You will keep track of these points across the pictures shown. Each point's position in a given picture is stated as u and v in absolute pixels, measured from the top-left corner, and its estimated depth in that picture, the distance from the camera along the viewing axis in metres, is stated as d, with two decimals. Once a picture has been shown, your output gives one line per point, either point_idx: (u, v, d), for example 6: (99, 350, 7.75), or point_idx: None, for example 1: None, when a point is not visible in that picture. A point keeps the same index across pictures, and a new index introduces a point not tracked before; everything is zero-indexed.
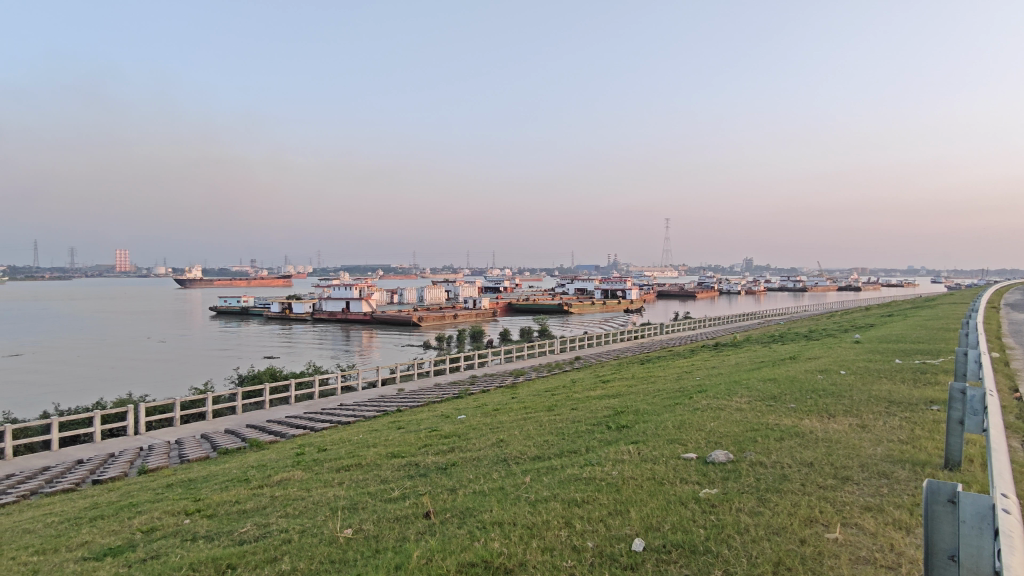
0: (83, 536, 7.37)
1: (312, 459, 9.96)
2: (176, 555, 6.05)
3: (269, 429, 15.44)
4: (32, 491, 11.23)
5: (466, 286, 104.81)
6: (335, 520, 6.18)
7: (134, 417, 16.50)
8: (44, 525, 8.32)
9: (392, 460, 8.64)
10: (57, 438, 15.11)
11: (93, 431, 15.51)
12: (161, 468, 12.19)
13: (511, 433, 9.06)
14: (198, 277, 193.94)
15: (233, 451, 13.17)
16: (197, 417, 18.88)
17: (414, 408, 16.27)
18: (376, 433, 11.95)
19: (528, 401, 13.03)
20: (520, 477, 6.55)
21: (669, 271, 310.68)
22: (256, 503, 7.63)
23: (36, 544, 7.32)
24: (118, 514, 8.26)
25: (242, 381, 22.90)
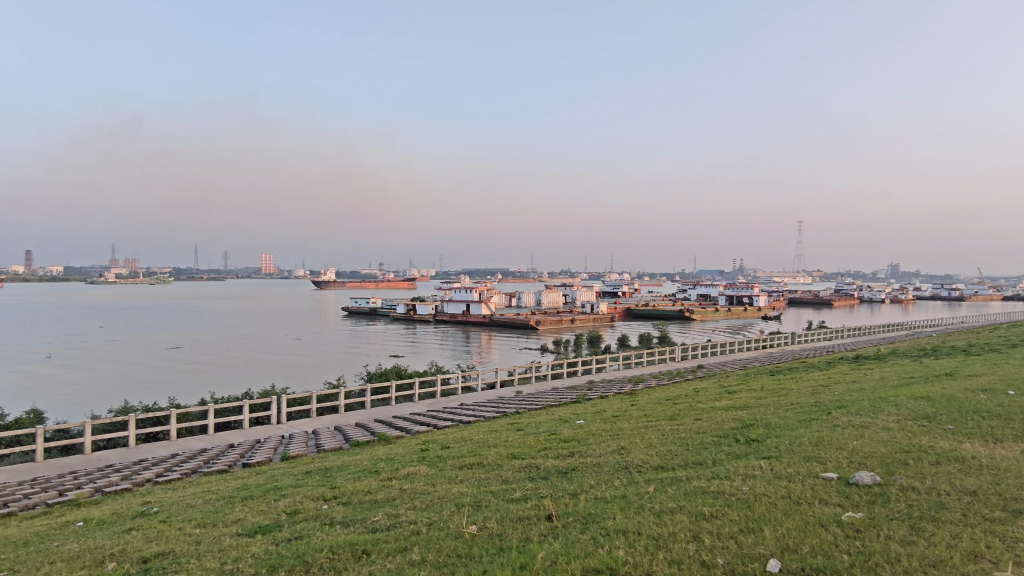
0: (237, 513, 8.14)
1: (436, 456, 10.35)
2: (316, 538, 6.52)
3: (395, 424, 16.24)
4: (193, 470, 12.55)
5: (584, 291, 104.47)
6: (460, 516, 6.40)
7: (277, 408, 17.95)
8: (204, 501, 9.28)
9: (514, 460, 8.81)
10: (212, 424, 16.78)
11: (243, 419, 17.05)
12: (300, 456, 13.17)
13: (632, 441, 8.93)
14: (331, 279, 207.75)
15: (362, 444, 13.99)
16: (331, 409, 20.23)
17: (532, 411, 16.45)
18: (496, 434, 12.22)
19: (648, 409, 12.73)
20: (643, 487, 6.43)
21: (801, 277, 291.82)
22: (386, 494, 8.06)
23: (197, 518, 8.18)
24: (265, 496, 9.05)
25: (371, 378, 24.23)
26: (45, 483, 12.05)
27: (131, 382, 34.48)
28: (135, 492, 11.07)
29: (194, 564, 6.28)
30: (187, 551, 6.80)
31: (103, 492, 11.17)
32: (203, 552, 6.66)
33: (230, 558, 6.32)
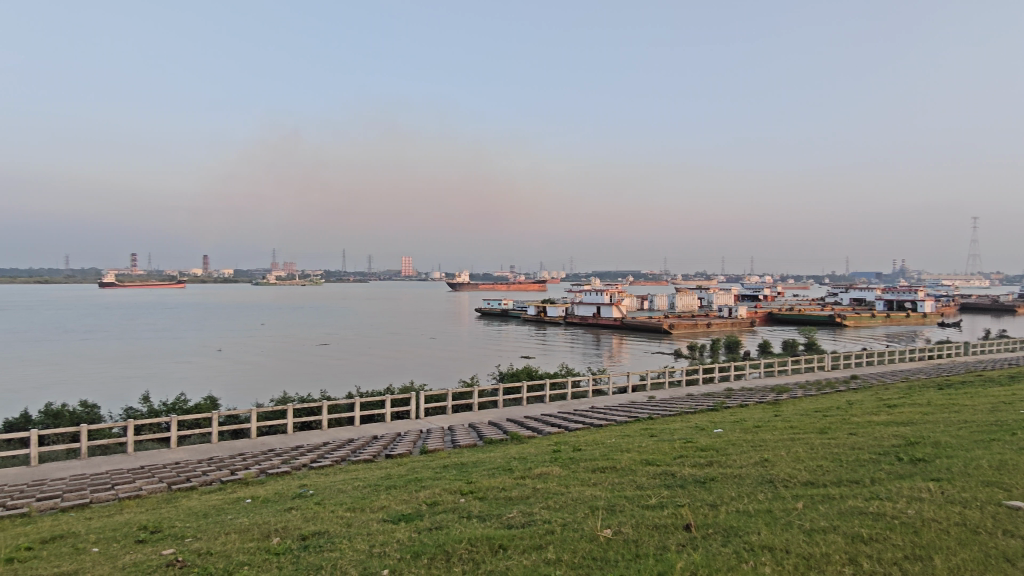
0: (383, 501, 8.69)
1: (568, 458, 10.41)
2: (455, 530, 6.80)
3: (527, 424, 16.51)
4: (343, 458, 13.56)
5: (721, 294, 100.00)
6: (594, 519, 6.39)
7: (416, 404, 18.90)
8: (353, 487, 10.00)
9: (647, 467, 8.65)
10: (359, 417, 17.99)
11: (386, 413, 18.14)
12: (437, 451, 13.78)
13: (776, 453, 8.44)
14: (465, 282, 215.23)
15: (496, 442, 14.36)
16: (466, 407, 20.97)
17: (666, 417, 16.01)
18: (629, 438, 12.04)
19: (793, 420, 11.94)
20: (790, 503, 6.06)
21: (976, 279, 259.73)
22: (520, 492, 8.23)
23: (348, 502, 8.84)
24: (407, 486, 9.58)
25: (503, 378, 24.80)
26: (220, 463, 13.57)
27: (288, 375, 37.75)
28: (293, 475, 12.14)
29: (346, 545, 6.78)
30: (339, 532, 7.36)
31: (267, 473, 12.37)
32: (354, 535, 7.17)
33: (378, 542, 6.76)
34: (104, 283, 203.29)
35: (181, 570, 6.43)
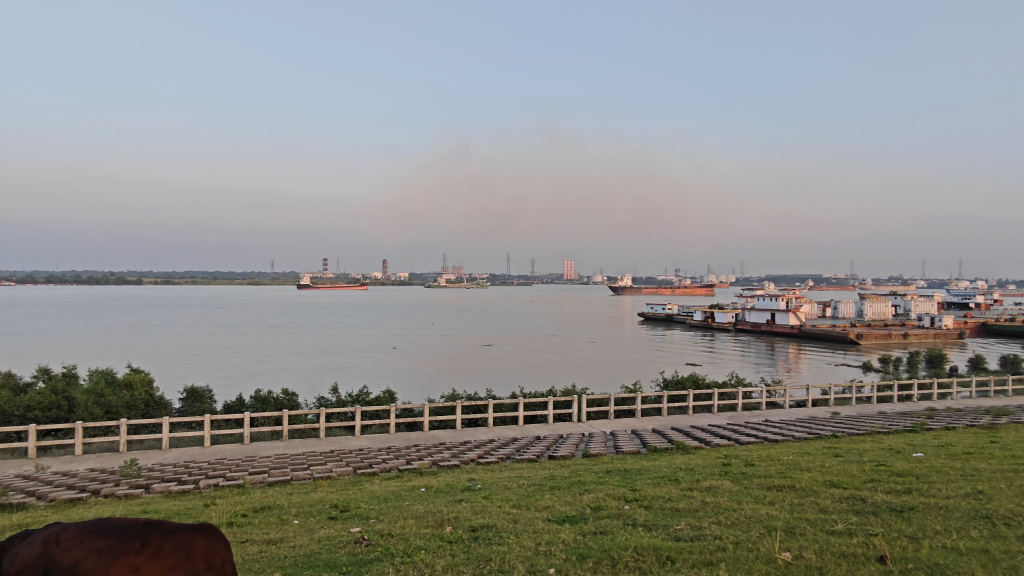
0: (547, 501, 8.84)
1: (740, 472, 9.86)
2: (621, 536, 6.75)
3: (694, 434, 15.90)
4: (507, 456, 14.01)
5: (921, 302, 88.77)
6: (770, 539, 6.00)
7: (578, 407, 18.98)
8: (519, 485, 10.30)
9: (832, 489, 7.93)
10: (522, 417, 18.47)
11: (549, 414, 18.44)
12: (600, 455, 13.74)
13: (995, 486, 7.32)
14: (628, 284, 212.60)
15: (661, 450, 13.99)
16: (628, 414, 20.65)
17: (852, 436, 14.55)
18: (810, 457, 11.11)
19: (1017, 450, 10.23)
20: (1014, 544, 5.23)
21: None
22: (687, 504, 7.95)
23: (514, 499, 9.11)
24: (571, 488, 9.65)
25: (668, 384, 24.07)
26: (397, 452, 14.67)
27: (456, 373, 39.75)
28: (462, 469, 12.77)
29: (513, 540, 7.00)
30: (506, 527, 7.63)
31: (439, 465, 13.17)
32: (520, 531, 7.38)
33: (544, 541, 6.89)
34: (302, 282, 227.83)
35: (366, 548, 7.05)
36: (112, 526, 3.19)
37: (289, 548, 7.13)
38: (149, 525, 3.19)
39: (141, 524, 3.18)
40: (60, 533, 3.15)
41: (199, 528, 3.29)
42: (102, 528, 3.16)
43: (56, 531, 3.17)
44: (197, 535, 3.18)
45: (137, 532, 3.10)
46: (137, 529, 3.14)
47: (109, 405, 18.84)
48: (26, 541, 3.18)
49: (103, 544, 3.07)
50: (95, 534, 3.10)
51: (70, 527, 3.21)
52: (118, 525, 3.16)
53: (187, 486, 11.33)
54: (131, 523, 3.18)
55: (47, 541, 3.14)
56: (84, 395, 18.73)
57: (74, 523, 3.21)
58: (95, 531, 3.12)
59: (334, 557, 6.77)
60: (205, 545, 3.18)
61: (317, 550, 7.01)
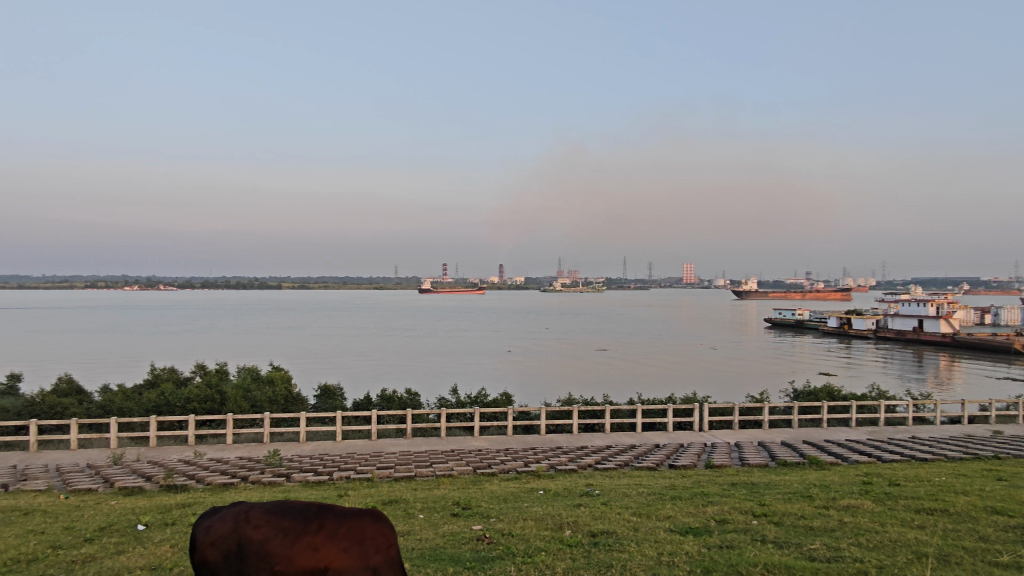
0: (669, 511, 8.62)
1: (883, 492, 9.08)
2: (749, 552, 6.46)
3: (828, 449, 14.87)
4: (626, 463, 13.83)
5: None
6: (920, 567, 5.53)
7: (699, 415, 18.36)
8: (638, 493, 10.13)
9: (995, 517, 7.13)
10: (641, 424, 18.14)
11: (669, 422, 17.99)
12: (724, 467, 13.17)
13: None
14: (752, 288, 202.73)
15: (791, 465, 13.21)
16: (754, 424, 19.66)
17: (1017, 458, 12.98)
18: (967, 479, 10.04)
19: None
20: None
21: None
22: (822, 523, 7.46)
23: (634, 507, 8.98)
24: (694, 500, 9.36)
25: (799, 395, 22.64)
26: (516, 454, 14.93)
27: (572, 377, 39.77)
28: (579, 474, 12.75)
29: (635, 549, 6.90)
30: (626, 534, 7.54)
31: (556, 469, 13.24)
32: (641, 540, 7.27)
33: (667, 551, 6.75)
34: (424, 288, 237.27)
35: (488, 545, 7.24)
36: (290, 508, 3.80)
37: (416, 540, 7.48)
38: (321, 509, 3.79)
39: (315, 508, 3.78)
40: (249, 512, 3.78)
41: (360, 512, 3.84)
42: (283, 510, 3.77)
43: (243, 510, 3.79)
44: (362, 519, 3.77)
45: (313, 514, 3.71)
46: (312, 511, 3.75)
47: (254, 400, 20.67)
48: (218, 516, 3.80)
49: (287, 524, 3.69)
50: (278, 516, 3.71)
51: (254, 508, 3.82)
52: (296, 509, 3.75)
53: (323, 477, 12.19)
54: (306, 506, 3.78)
55: (239, 517, 3.77)
56: (234, 390, 20.67)
57: (258, 503, 3.82)
58: (278, 512, 3.73)
59: (457, 552, 7.02)
60: (373, 529, 3.77)
61: (441, 545, 7.30)
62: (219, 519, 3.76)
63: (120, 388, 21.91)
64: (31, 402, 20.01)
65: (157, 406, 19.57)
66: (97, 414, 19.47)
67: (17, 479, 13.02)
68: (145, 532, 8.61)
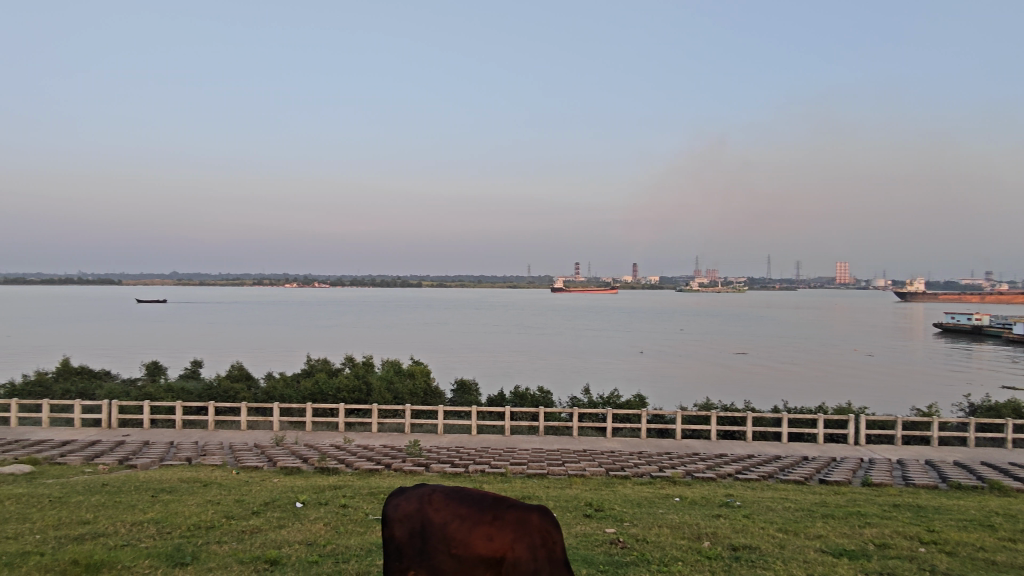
0: (820, 529, 7.98)
1: None
2: None
3: (1013, 473, 13.04)
4: (770, 474, 13.00)
5: None
6: None
7: (855, 428, 16.85)
8: (784, 508, 9.47)
9: None
10: (787, 434, 16.99)
11: (819, 433, 16.69)
12: (884, 486, 11.98)
13: None
14: (918, 288, 183.11)
15: (966, 489, 11.73)
16: (921, 440, 17.69)
17: None
18: None
19: None
20: None
21: None
22: (1007, 558, 6.54)
23: (780, 522, 8.41)
24: (848, 519, 8.59)
25: (976, 411, 20.04)
26: (650, 458, 14.55)
27: (710, 381, 38.18)
28: (719, 483, 12.18)
29: (781, 567, 6.45)
30: (771, 551, 7.08)
31: (694, 476, 12.75)
32: (788, 558, 6.78)
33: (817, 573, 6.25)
34: (556, 286, 238.35)
35: (622, 550, 7.10)
36: (468, 497, 4.04)
37: None
38: (495, 501, 4.02)
39: (490, 499, 4.03)
40: (431, 496, 4.04)
41: (529, 508, 4.02)
42: (461, 498, 4.02)
43: (427, 493, 4.05)
44: (531, 513, 3.91)
45: (489, 505, 3.95)
46: (486, 502, 3.98)
47: (396, 392, 21.86)
48: (404, 496, 4.08)
49: (465, 510, 3.93)
50: (457, 502, 3.95)
51: (436, 492, 4.08)
52: (474, 497, 4.00)
53: (460, 469, 12.63)
54: (483, 497, 4.03)
55: (421, 499, 4.04)
56: (379, 382, 22.00)
57: (438, 488, 4.08)
58: (457, 498, 3.98)
59: (591, 554, 6.94)
60: (539, 522, 3.94)
61: (574, 545, 7.26)
62: (405, 499, 4.04)
63: (281, 376, 24.07)
64: (209, 386, 22.54)
65: (313, 394, 21.26)
66: (262, 399, 21.49)
67: (198, 453, 14.69)
68: (301, 510, 9.36)
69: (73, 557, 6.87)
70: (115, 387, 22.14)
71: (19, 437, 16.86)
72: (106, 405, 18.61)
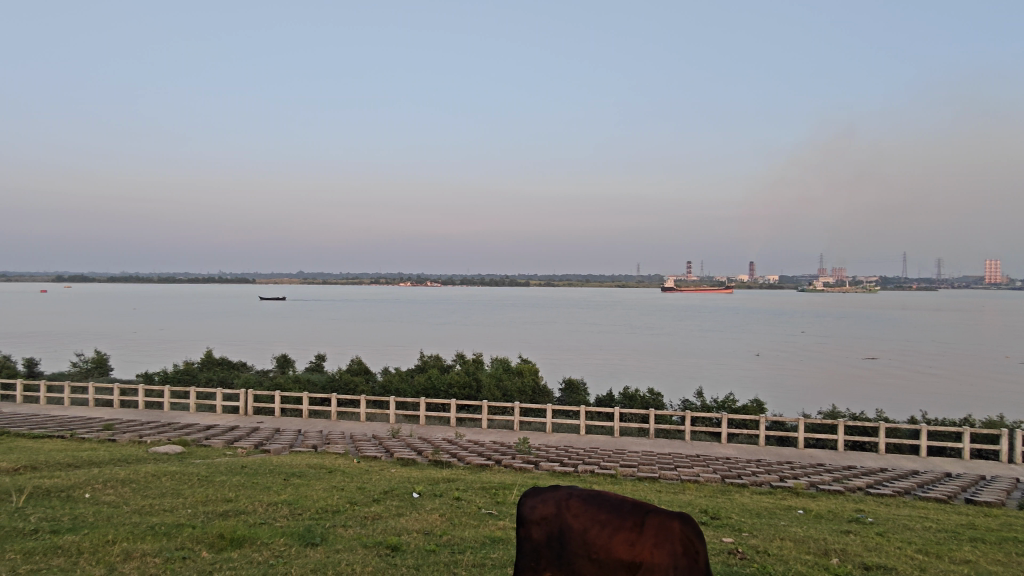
0: (967, 554, 7.26)
1: None
2: None
3: None
4: (907, 491, 11.96)
5: None
6: None
7: (1008, 444, 15.14)
8: (924, 527, 8.71)
9: None
10: (926, 447, 15.57)
11: (964, 448, 15.15)
12: None
13: None
14: None
15: None
16: None
17: None
18: None
19: None
20: None
21: None
22: None
23: (919, 543, 7.74)
24: (1001, 545, 7.76)
25: None
26: (769, 467, 13.83)
27: (837, 387, 35.70)
28: (846, 497, 11.38)
29: None
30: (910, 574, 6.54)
31: (819, 488, 11.97)
32: None
33: None
34: (666, 286, 232.03)
35: (740, 561, 6.84)
36: (606, 501, 3.96)
37: None
38: (635, 506, 3.90)
39: (629, 504, 3.91)
40: (568, 500, 4.01)
41: (670, 512, 3.83)
42: (599, 503, 3.95)
43: (564, 496, 4.04)
44: (673, 520, 3.75)
45: (628, 511, 3.84)
46: (626, 508, 3.87)
47: (505, 389, 22.24)
48: (540, 499, 4.09)
49: (603, 516, 3.85)
50: (595, 507, 3.89)
51: (573, 496, 4.04)
52: (612, 502, 3.92)
53: (569, 468, 12.64)
54: (622, 502, 3.93)
55: (558, 503, 4.02)
56: (489, 379, 22.49)
57: (575, 492, 4.04)
58: (595, 503, 3.92)
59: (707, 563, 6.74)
60: (681, 528, 3.75)
61: None
62: (541, 502, 4.03)
63: (397, 371, 25.19)
64: (332, 379, 24.03)
65: (426, 388, 22.12)
66: (379, 392, 22.67)
67: (322, 441, 15.75)
68: (419, 500, 9.78)
69: (219, 531, 7.61)
70: (251, 378, 24.17)
71: (173, 420, 18.86)
72: (243, 394, 20.38)
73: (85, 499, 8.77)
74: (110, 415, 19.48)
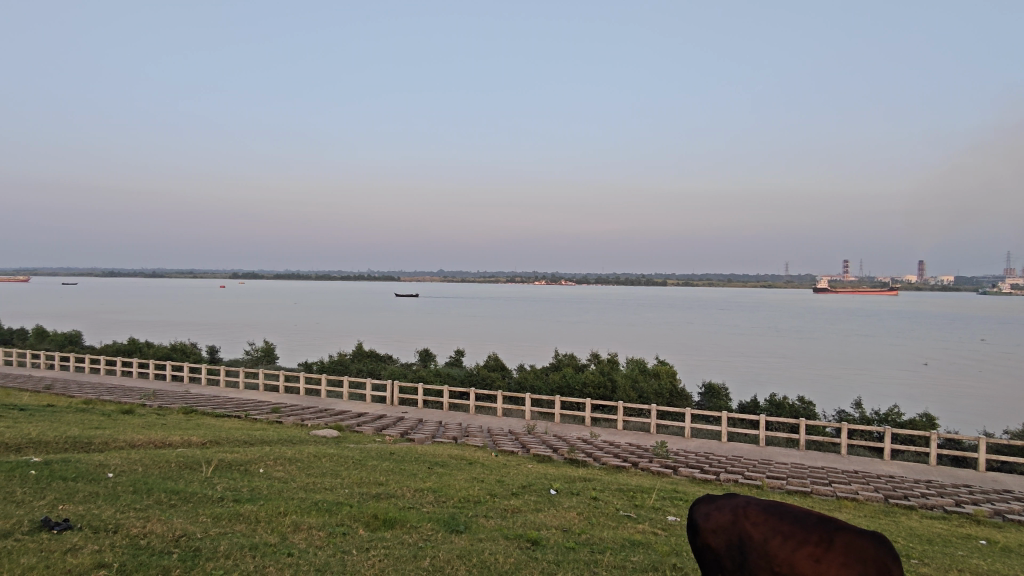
0: None
1: None
2: None
3: None
4: None
5: None
6: None
7: None
8: None
9: None
10: None
11: None
12: None
13: None
14: None
15: None
16: None
17: None
18: None
19: None
20: None
21: None
22: None
23: None
24: None
25: None
26: (941, 489, 12.43)
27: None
28: None
29: None
30: None
31: (1005, 517, 10.57)
32: None
33: None
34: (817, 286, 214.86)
35: None
36: (789, 513, 3.56)
37: None
38: (821, 520, 3.50)
39: (814, 518, 3.51)
40: (746, 508, 3.62)
41: (860, 530, 3.42)
42: (780, 513, 3.56)
43: (741, 504, 3.65)
44: (865, 538, 3.34)
45: (814, 524, 3.44)
46: (812, 521, 3.47)
47: (641, 391, 21.83)
48: (715, 506, 3.71)
49: (785, 526, 3.46)
50: (778, 518, 3.50)
51: (751, 504, 3.65)
52: (795, 514, 3.52)
53: (711, 476, 12.17)
54: (805, 515, 3.53)
55: (735, 511, 3.63)
56: (624, 380, 22.20)
57: (753, 500, 3.66)
58: (777, 514, 3.52)
59: None
60: (872, 548, 3.33)
61: None
62: (718, 509, 3.65)
63: (533, 368, 25.57)
64: (471, 373, 24.92)
65: (561, 387, 22.29)
66: (515, 389, 23.17)
67: (462, 434, 16.40)
68: (556, 497, 9.90)
69: (373, 512, 8.23)
70: (397, 370, 25.68)
71: (330, 406, 20.57)
72: (391, 385, 21.73)
73: (260, 473, 9.83)
74: (278, 399, 21.61)
